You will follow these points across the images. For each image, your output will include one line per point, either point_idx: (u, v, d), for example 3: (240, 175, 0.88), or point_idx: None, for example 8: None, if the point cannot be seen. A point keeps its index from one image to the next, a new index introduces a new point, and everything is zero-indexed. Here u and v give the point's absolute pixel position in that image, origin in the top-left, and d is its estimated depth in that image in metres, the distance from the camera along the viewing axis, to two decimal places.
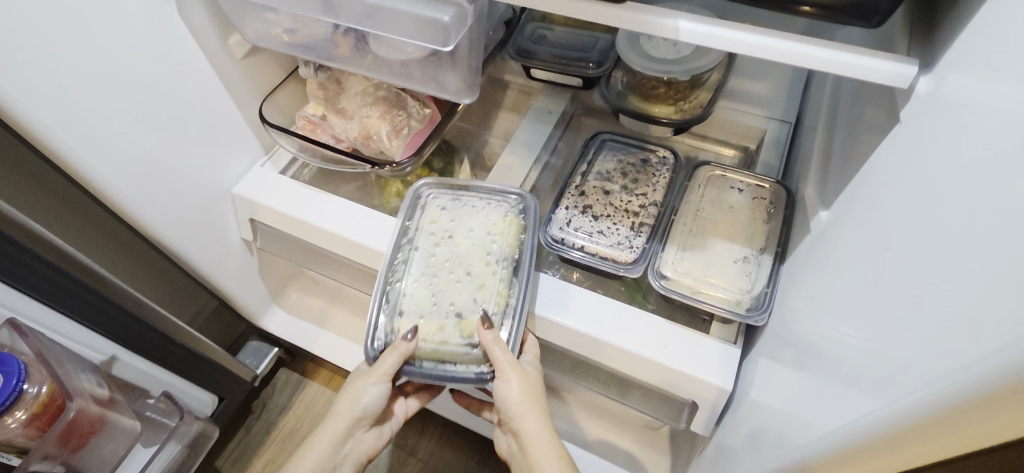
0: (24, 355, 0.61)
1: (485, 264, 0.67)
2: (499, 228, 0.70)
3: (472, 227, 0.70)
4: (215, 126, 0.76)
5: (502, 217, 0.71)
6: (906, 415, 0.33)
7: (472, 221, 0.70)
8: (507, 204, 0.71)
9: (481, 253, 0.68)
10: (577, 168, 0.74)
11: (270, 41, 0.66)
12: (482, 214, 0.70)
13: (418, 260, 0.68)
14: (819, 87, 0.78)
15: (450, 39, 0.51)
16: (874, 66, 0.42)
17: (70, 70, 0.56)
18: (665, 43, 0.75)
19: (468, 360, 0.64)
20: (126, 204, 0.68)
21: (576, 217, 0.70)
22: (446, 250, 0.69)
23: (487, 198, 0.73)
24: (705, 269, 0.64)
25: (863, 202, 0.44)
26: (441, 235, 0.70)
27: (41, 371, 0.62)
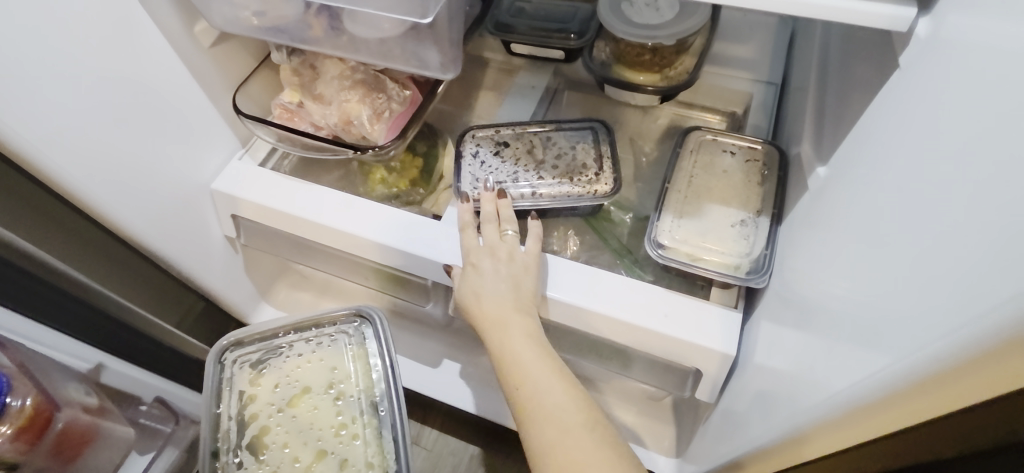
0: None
1: (339, 418, 0.62)
2: (344, 365, 0.65)
3: (320, 400, 0.63)
4: (188, 119, 0.73)
5: (350, 355, 0.66)
6: (920, 367, 0.31)
7: (310, 366, 0.65)
8: (346, 336, 0.67)
9: (329, 409, 0.63)
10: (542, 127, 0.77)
11: (238, 27, 0.64)
12: (318, 362, 0.65)
13: (236, 398, 0.63)
14: (803, 46, 0.77)
15: (429, 11, 0.49)
16: (870, 10, 0.40)
17: (29, 69, 0.53)
18: (648, 9, 0.73)
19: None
20: (102, 207, 0.64)
21: (516, 174, 0.74)
22: (288, 428, 0.61)
23: (319, 336, 0.67)
24: (702, 236, 0.63)
25: (861, 155, 0.44)
26: (273, 412, 0.62)
27: (26, 383, 0.59)
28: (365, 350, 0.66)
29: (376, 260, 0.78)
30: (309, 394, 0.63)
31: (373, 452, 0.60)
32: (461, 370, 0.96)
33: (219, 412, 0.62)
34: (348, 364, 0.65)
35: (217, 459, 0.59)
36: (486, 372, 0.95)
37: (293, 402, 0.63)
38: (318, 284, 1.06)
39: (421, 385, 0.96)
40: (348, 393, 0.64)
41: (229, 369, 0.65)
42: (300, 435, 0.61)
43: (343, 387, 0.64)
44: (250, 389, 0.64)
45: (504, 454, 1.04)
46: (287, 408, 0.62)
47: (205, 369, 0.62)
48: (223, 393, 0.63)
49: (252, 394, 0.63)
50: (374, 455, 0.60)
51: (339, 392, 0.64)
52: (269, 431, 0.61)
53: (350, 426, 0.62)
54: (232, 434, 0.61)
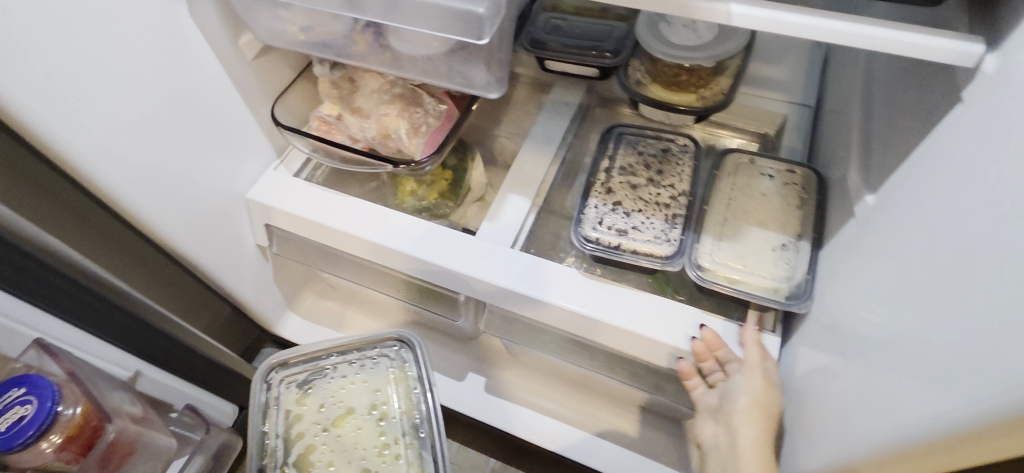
0: (56, 376, 0.57)
1: (382, 438, 0.61)
2: (388, 388, 0.64)
3: (367, 420, 0.62)
4: (228, 130, 0.73)
5: (392, 378, 0.65)
6: (993, 409, 0.31)
7: (356, 387, 0.64)
8: (388, 358, 0.66)
9: (372, 430, 0.62)
10: (600, 166, 0.72)
11: (284, 41, 0.64)
12: (362, 383, 0.64)
13: (280, 418, 0.62)
14: (839, 70, 0.78)
15: (484, 32, 0.50)
16: (934, 45, 0.40)
17: (82, 83, 0.54)
18: (686, 29, 0.74)
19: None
20: (143, 213, 0.66)
21: (607, 215, 0.68)
22: (333, 448, 0.60)
23: (363, 356, 0.67)
24: (740, 258, 0.63)
25: (915, 186, 0.43)
26: (318, 431, 0.61)
27: (75, 392, 0.58)
28: (406, 373, 0.66)
29: (408, 273, 0.78)
30: (354, 414, 0.62)
31: None
32: (484, 382, 0.96)
33: (265, 430, 0.61)
34: (390, 386, 0.65)
35: None
36: (510, 385, 0.95)
37: (340, 422, 0.62)
38: (343, 293, 1.06)
39: (445, 397, 0.96)
40: (390, 413, 0.63)
41: (275, 388, 0.64)
42: (344, 455, 0.60)
43: (385, 409, 0.63)
44: (295, 409, 0.63)
45: (525, 467, 1.03)
46: (333, 428, 0.62)
47: (252, 386, 0.61)
48: (269, 410, 0.62)
49: (298, 413, 0.63)
50: None
51: (381, 413, 0.63)
52: (314, 450, 0.60)
53: (393, 449, 0.61)
54: (277, 452, 0.60)
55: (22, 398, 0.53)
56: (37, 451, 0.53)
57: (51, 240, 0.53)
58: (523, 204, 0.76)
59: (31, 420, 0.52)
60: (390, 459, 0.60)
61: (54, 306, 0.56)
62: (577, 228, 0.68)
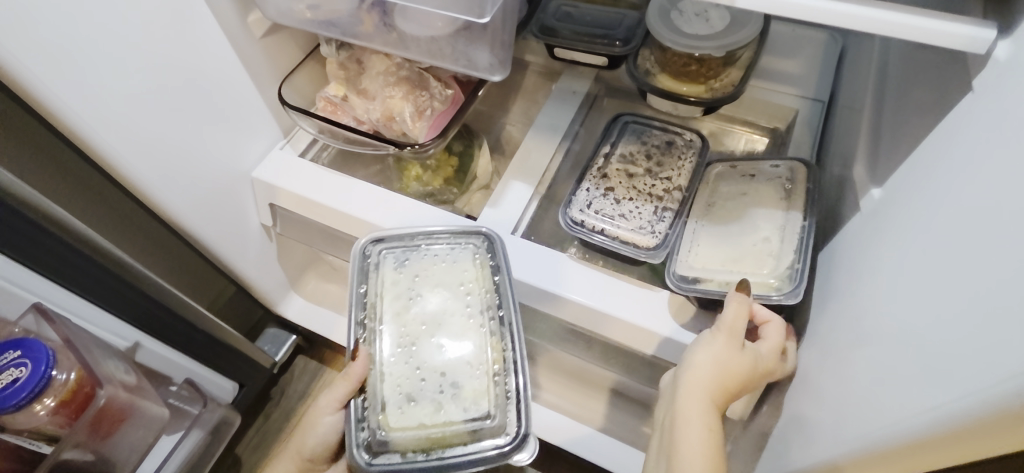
0: (53, 341, 0.58)
1: (467, 315, 0.58)
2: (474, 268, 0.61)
3: (451, 292, 0.59)
4: (235, 108, 0.74)
5: (477, 263, 0.62)
6: (987, 404, 0.30)
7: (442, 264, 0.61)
8: (475, 246, 0.63)
9: (459, 306, 0.59)
10: (600, 151, 0.73)
11: (291, 19, 0.64)
12: (448, 261, 0.62)
13: (375, 283, 0.60)
14: (856, 64, 0.76)
15: (486, 11, 0.49)
16: (949, 32, 0.38)
17: (90, 53, 0.55)
18: (697, 18, 0.72)
19: (482, 436, 0.53)
20: (148, 187, 0.66)
21: (598, 200, 0.69)
22: (421, 316, 0.58)
23: (449, 236, 0.63)
24: (722, 250, 0.64)
25: (923, 178, 0.42)
26: (410, 298, 0.59)
27: (70, 358, 0.58)
28: (494, 259, 0.62)
29: None
30: (439, 284, 0.60)
31: (494, 351, 0.57)
32: None
33: (363, 291, 0.60)
34: (476, 270, 0.61)
35: (361, 329, 0.58)
36: None
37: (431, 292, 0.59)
38: None
39: None
40: (474, 289, 0.60)
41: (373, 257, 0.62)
42: (432, 323, 0.58)
43: (471, 289, 0.60)
44: (391, 274, 0.61)
45: None
46: (423, 296, 0.59)
47: (353, 246, 0.60)
48: (367, 274, 0.61)
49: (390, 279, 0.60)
50: (493, 360, 0.56)
51: (467, 292, 0.60)
52: (405, 314, 0.58)
53: (474, 319, 0.58)
54: (374, 311, 0.59)
55: (16, 360, 0.54)
56: (31, 412, 0.55)
57: (56, 210, 0.53)
58: (526, 191, 0.76)
59: (25, 381, 0.53)
60: (470, 337, 0.57)
61: (55, 273, 0.56)
62: (565, 209, 0.69)
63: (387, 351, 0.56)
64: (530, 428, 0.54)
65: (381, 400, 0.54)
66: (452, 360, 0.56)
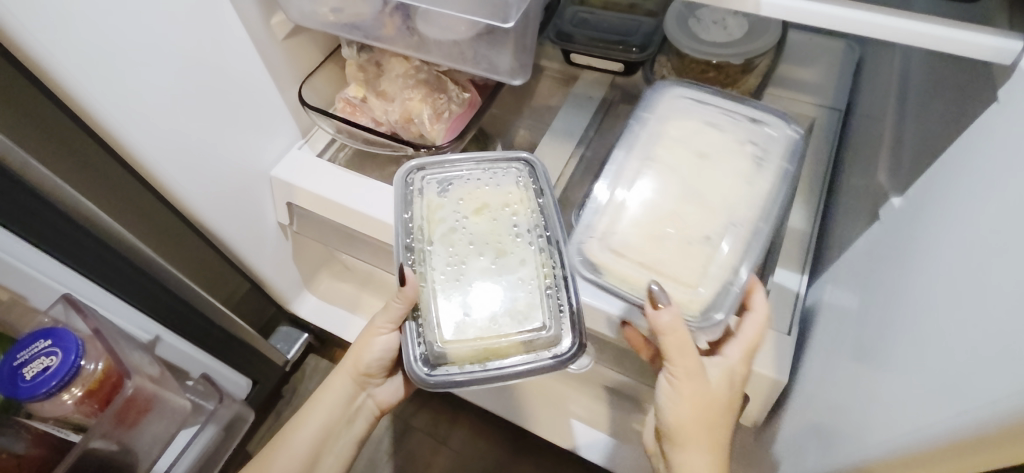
0: (81, 331, 0.59)
1: (514, 236, 0.59)
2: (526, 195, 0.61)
3: (506, 217, 0.59)
4: (256, 107, 0.75)
5: (520, 188, 0.61)
6: (1017, 408, 0.30)
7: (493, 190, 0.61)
8: (516, 172, 0.62)
9: (505, 228, 0.59)
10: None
11: (315, 21, 0.65)
12: (498, 187, 0.61)
13: (420, 207, 0.60)
14: (874, 73, 0.76)
15: (511, 15, 0.50)
16: (972, 42, 0.39)
17: (122, 52, 0.56)
18: (715, 26, 0.73)
19: (539, 346, 0.56)
20: (171, 183, 0.67)
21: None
22: (467, 239, 0.58)
23: (488, 162, 0.63)
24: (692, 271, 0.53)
25: (945, 188, 0.42)
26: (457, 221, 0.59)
27: (97, 348, 0.59)
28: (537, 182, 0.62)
29: None
30: (492, 210, 0.59)
31: (542, 267, 0.58)
32: None
33: (407, 217, 0.60)
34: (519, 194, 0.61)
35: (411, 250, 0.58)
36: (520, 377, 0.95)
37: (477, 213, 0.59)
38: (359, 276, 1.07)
39: None
40: (527, 213, 0.60)
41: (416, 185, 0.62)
42: (479, 245, 0.58)
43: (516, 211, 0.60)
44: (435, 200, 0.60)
45: (530, 460, 1.03)
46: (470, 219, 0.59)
47: (400, 173, 0.59)
48: (411, 201, 0.61)
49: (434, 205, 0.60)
50: (543, 275, 0.57)
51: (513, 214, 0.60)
52: (452, 238, 0.58)
53: (529, 242, 0.59)
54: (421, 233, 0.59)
55: (46, 350, 0.55)
56: (58, 401, 0.56)
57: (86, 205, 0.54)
58: None
59: (55, 370, 0.54)
60: (517, 256, 0.58)
61: (82, 266, 0.57)
62: None
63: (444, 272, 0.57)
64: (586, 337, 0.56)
65: (438, 318, 0.56)
66: (507, 280, 0.57)
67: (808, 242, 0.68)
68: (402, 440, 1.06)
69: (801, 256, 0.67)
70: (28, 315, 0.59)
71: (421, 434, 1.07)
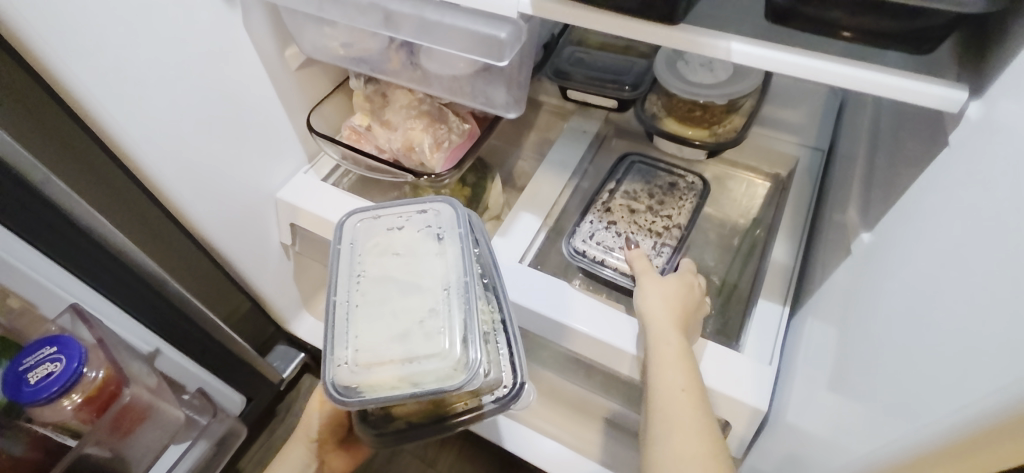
0: (86, 340, 0.61)
1: (444, 289, 0.49)
2: (451, 235, 0.53)
3: (425, 260, 0.51)
4: (264, 133, 0.79)
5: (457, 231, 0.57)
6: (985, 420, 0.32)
7: (416, 242, 0.52)
8: (437, 219, 0.55)
9: (435, 278, 0.50)
10: (606, 186, 0.79)
11: (324, 54, 0.70)
12: (420, 230, 0.53)
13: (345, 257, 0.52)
14: (853, 115, 0.79)
15: (506, 54, 0.54)
16: (923, 91, 0.42)
17: (144, 77, 0.60)
18: (702, 68, 0.77)
19: (483, 390, 0.53)
20: (180, 201, 0.71)
21: (601, 232, 0.74)
22: (391, 290, 0.49)
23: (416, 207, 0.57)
24: (402, 347, 0.46)
25: (908, 223, 0.45)
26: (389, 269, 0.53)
27: (99, 357, 0.61)
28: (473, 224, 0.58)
29: None
30: (414, 255, 0.51)
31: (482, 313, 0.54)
32: None
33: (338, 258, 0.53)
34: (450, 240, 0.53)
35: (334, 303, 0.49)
36: None
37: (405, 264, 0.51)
38: None
39: None
40: (451, 258, 0.51)
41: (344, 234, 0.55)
42: (405, 295, 0.49)
43: None
44: (364, 246, 0.53)
45: None
46: (396, 271, 0.50)
47: (335, 221, 0.54)
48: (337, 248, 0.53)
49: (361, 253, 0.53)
50: (486, 321, 0.54)
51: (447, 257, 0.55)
52: (374, 289, 0.49)
53: (447, 288, 0.49)
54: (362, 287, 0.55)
55: (51, 356, 0.57)
56: (58, 407, 0.58)
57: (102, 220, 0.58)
58: (535, 223, 0.79)
59: (58, 376, 0.56)
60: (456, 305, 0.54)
61: (92, 278, 0.60)
62: (569, 238, 0.74)
63: (360, 341, 0.47)
64: (524, 380, 0.54)
65: (359, 376, 0.46)
66: (431, 342, 0.47)
67: (791, 274, 0.70)
68: (392, 461, 1.07)
69: (783, 287, 0.69)
70: (35, 322, 0.61)
71: (411, 456, 1.07)
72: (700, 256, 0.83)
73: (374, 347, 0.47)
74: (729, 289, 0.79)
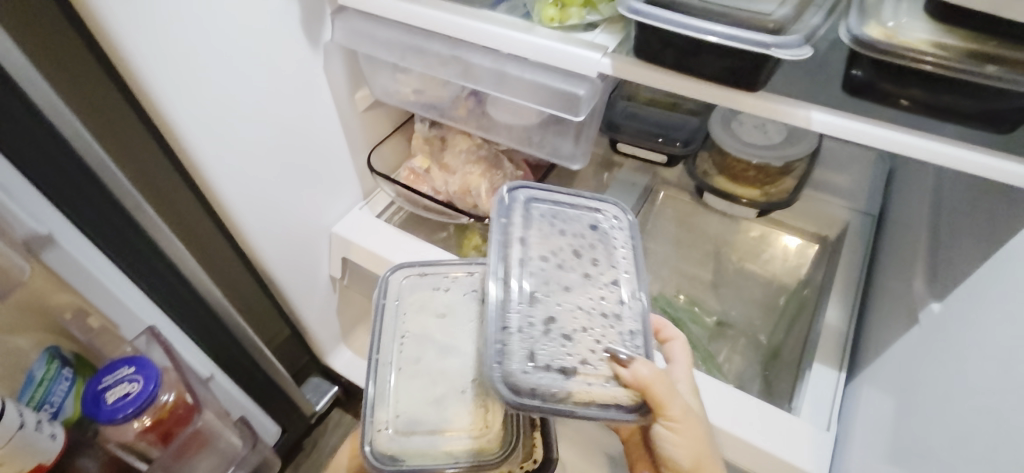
0: (160, 363, 0.62)
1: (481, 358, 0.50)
2: (608, 262, 0.48)
3: (469, 325, 0.52)
4: (328, 168, 0.82)
5: None
6: None
7: (593, 248, 0.48)
8: (482, 280, 0.55)
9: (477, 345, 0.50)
10: (597, 256, 0.48)
11: (394, 98, 0.73)
12: (466, 293, 0.54)
13: (393, 317, 0.52)
14: (905, 184, 0.80)
15: (581, 109, 0.56)
16: (1005, 169, 0.41)
17: (229, 113, 0.63)
18: (757, 130, 0.79)
19: None
20: (247, 229, 0.73)
21: (584, 323, 0.43)
22: (434, 356, 0.50)
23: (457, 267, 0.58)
24: (445, 416, 0.47)
25: (984, 298, 0.45)
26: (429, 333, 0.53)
27: (171, 378, 0.63)
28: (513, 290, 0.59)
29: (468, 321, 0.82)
30: (459, 318, 0.52)
31: None
32: None
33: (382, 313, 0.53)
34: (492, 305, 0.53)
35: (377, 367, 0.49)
36: None
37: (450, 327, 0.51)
38: None
39: None
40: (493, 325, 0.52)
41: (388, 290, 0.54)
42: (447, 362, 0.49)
43: None
44: (408, 305, 0.53)
45: None
46: (440, 335, 0.51)
47: (379, 278, 0.54)
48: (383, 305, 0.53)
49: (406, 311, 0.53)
50: None
51: None
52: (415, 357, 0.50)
53: None
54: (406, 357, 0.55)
55: (128, 376, 0.57)
56: (127, 427, 0.58)
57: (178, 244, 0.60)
58: None
59: (134, 397, 0.56)
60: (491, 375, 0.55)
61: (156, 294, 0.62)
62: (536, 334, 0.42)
63: (401, 408, 0.47)
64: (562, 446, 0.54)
65: (401, 444, 0.46)
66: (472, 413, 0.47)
67: (845, 339, 0.70)
68: None
69: (837, 353, 0.69)
70: (112, 341, 0.62)
71: None
72: (745, 315, 0.86)
73: (418, 411, 0.47)
74: (774, 350, 0.82)
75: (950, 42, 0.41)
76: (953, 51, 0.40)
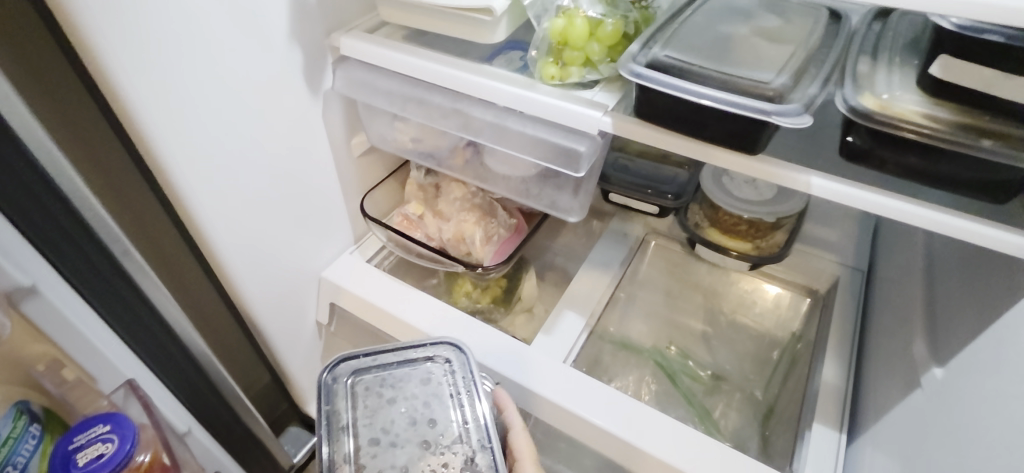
0: (137, 419, 0.61)
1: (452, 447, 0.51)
2: (443, 416, 0.49)
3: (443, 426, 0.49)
4: (322, 213, 0.81)
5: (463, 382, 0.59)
6: None
7: (426, 405, 0.50)
8: (442, 371, 0.53)
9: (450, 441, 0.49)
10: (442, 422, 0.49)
11: (390, 145, 0.73)
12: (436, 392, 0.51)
13: (349, 415, 0.49)
14: (892, 242, 0.82)
15: (582, 166, 0.57)
16: (1005, 237, 0.41)
17: (223, 159, 0.62)
18: (747, 185, 0.81)
19: None
20: (235, 276, 0.72)
21: None
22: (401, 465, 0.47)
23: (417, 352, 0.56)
24: None
25: (988, 369, 0.45)
26: None
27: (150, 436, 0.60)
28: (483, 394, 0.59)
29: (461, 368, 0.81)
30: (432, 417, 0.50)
31: None
32: None
33: (330, 410, 0.49)
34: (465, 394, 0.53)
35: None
36: None
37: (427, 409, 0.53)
38: None
39: None
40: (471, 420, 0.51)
41: (340, 388, 0.51)
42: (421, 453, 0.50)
43: None
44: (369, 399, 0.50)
45: None
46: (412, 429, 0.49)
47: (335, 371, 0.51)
48: (340, 397, 0.50)
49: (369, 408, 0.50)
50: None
51: None
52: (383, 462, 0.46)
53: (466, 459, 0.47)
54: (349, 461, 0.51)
55: (104, 435, 0.55)
56: None
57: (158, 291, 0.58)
58: (579, 322, 0.79)
59: (109, 459, 0.53)
60: None
61: (129, 339, 0.61)
62: None
63: None
64: None
65: None
66: None
67: (842, 398, 0.69)
68: None
69: (835, 411, 0.68)
70: (87, 396, 0.59)
71: None
72: (739, 368, 0.87)
73: None
74: (769, 406, 0.82)
75: (942, 113, 0.41)
76: (945, 123, 0.41)
